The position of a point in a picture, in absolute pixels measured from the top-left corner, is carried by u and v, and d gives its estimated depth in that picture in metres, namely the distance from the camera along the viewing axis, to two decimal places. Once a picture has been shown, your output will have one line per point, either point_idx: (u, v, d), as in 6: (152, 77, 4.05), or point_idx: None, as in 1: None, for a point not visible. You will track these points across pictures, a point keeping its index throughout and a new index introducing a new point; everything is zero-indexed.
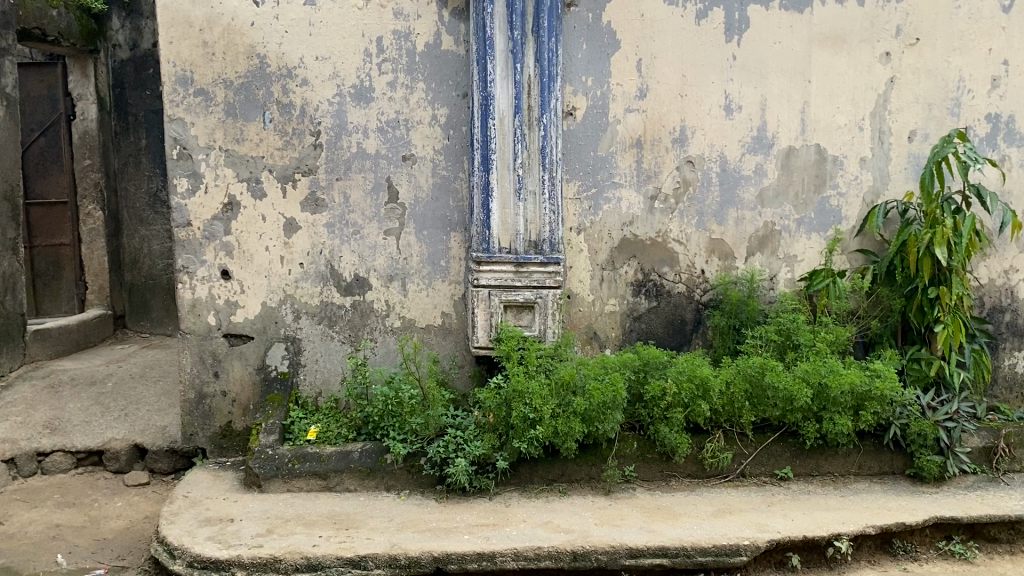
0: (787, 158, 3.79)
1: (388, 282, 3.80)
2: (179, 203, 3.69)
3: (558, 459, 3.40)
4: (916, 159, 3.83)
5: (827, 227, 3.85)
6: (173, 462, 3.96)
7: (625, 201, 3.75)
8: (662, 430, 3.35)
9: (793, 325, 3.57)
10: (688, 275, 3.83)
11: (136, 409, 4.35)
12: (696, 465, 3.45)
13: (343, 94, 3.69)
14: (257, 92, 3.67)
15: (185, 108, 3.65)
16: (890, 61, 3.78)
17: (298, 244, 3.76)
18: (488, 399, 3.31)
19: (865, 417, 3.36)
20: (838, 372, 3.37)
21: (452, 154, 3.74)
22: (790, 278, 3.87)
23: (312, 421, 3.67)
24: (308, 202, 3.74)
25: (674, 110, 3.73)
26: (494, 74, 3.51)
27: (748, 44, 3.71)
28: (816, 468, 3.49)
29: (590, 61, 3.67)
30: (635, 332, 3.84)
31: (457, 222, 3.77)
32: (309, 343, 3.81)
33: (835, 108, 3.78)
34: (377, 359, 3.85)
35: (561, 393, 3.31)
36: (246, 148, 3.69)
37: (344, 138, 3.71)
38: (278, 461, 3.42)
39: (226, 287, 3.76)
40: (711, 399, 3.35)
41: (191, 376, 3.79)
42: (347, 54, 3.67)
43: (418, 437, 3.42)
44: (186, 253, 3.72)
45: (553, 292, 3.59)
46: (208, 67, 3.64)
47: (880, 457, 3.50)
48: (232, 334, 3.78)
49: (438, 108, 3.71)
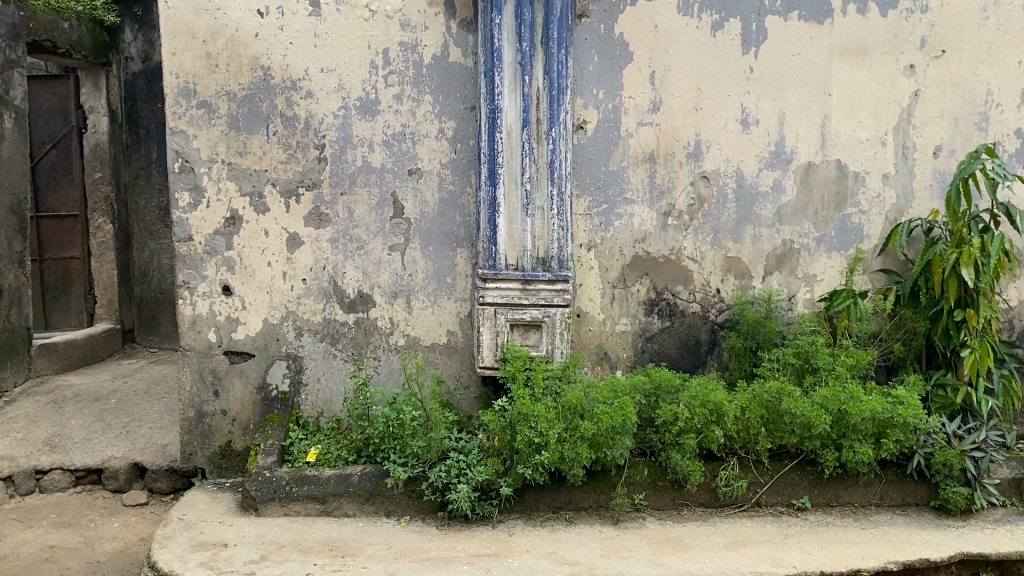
0: (806, 173, 3.65)
1: (393, 299, 3.70)
2: (181, 217, 3.61)
3: (565, 485, 3.26)
4: (941, 175, 3.68)
5: (848, 246, 3.70)
6: (172, 482, 3.87)
7: (637, 217, 3.63)
8: (674, 457, 3.21)
9: (812, 348, 3.42)
10: (703, 294, 3.70)
11: (138, 426, 4.27)
12: (710, 494, 3.30)
13: (348, 107, 3.60)
14: (260, 105, 3.59)
15: (187, 121, 3.58)
16: (914, 73, 3.63)
17: (300, 259, 3.67)
18: (493, 422, 3.19)
19: (887, 445, 3.19)
20: (859, 399, 3.21)
21: (459, 168, 3.64)
22: (810, 298, 3.72)
23: (312, 442, 3.57)
24: (311, 216, 3.65)
25: (689, 123, 3.61)
26: (502, 87, 3.41)
27: (765, 57, 3.59)
28: (835, 498, 3.33)
29: (601, 73, 3.56)
30: (647, 353, 3.71)
31: (463, 238, 3.66)
32: (312, 361, 3.72)
33: (857, 123, 3.64)
34: (381, 379, 3.74)
35: (569, 416, 3.18)
36: (249, 161, 3.61)
37: (349, 152, 3.62)
38: (275, 484, 3.32)
39: (228, 303, 3.67)
40: (725, 425, 3.21)
41: (190, 394, 3.70)
42: (352, 66, 3.58)
43: (420, 460, 3.30)
44: (187, 268, 3.65)
45: (561, 312, 3.46)
46: (212, 79, 3.57)
47: (904, 488, 3.33)
48: (233, 352, 3.70)
49: (445, 121, 3.61)
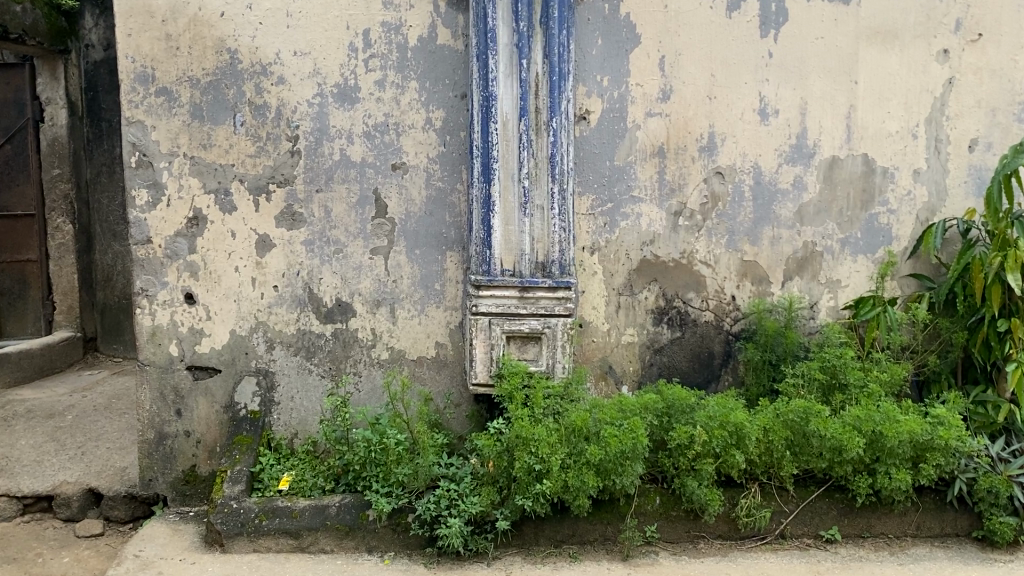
0: (830, 169, 3.32)
1: (375, 307, 3.34)
2: (138, 217, 3.25)
3: (568, 517, 2.92)
4: (977, 171, 3.36)
5: (876, 248, 3.38)
6: (131, 510, 3.48)
7: (646, 217, 3.29)
8: (690, 485, 2.86)
9: (839, 361, 3.09)
10: (717, 302, 3.37)
11: (95, 447, 3.88)
12: (729, 525, 2.97)
13: (325, 94, 3.24)
14: (226, 92, 3.22)
15: (145, 110, 3.21)
16: (948, 59, 3.31)
17: (271, 264, 3.30)
18: (487, 447, 2.83)
19: (926, 471, 2.88)
20: (895, 419, 2.87)
21: (449, 163, 3.28)
22: (834, 306, 3.39)
23: (285, 468, 3.20)
24: (283, 216, 3.28)
25: (702, 114, 3.27)
26: (497, 72, 3.05)
27: (786, 40, 3.26)
28: (867, 528, 3.00)
29: (606, 58, 3.22)
30: (656, 367, 3.37)
31: (453, 240, 3.31)
32: (284, 377, 3.35)
33: (885, 113, 3.32)
34: (361, 398, 3.38)
35: (573, 440, 2.84)
36: (214, 155, 3.24)
37: (325, 144, 3.26)
38: (243, 517, 2.94)
39: (191, 313, 3.30)
40: (746, 449, 2.87)
41: (150, 414, 3.34)
42: (329, 49, 3.22)
43: (406, 490, 2.93)
44: (145, 274, 3.27)
45: (562, 322, 3.11)
46: (171, 63, 3.20)
47: (943, 517, 3.01)
48: (197, 367, 3.33)
49: (433, 110, 3.26)
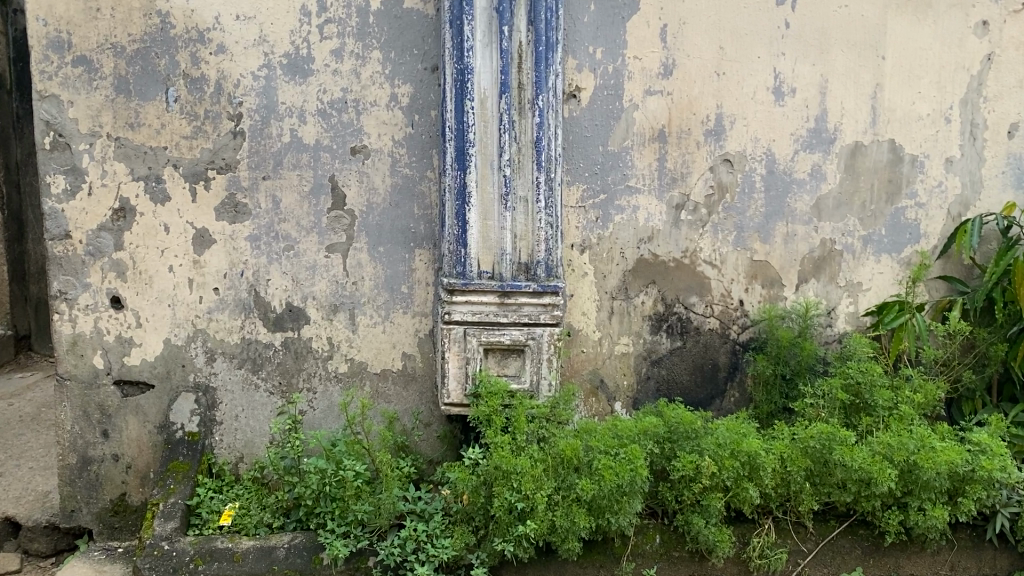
0: (853, 156, 2.92)
1: (332, 313, 2.90)
2: (54, 207, 2.77)
3: (556, 560, 2.51)
4: (1016, 160, 2.99)
5: (901, 247, 2.99)
6: (52, 542, 3.02)
7: (643, 210, 2.88)
8: (696, 524, 2.47)
9: (864, 378, 2.70)
10: (722, 307, 2.97)
11: (16, 467, 3.43)
12: (739, 567, 2.57)
13: (272, 66, 2.78)
14: (157, 62, 2.75)
15: (60, 82, 2.73)
16: (987, 32, 2.93)
17: (211, 262, 2.85)
18: (461, 480, 2.42)
19: (965, 506, 2.50)
20: (931, 447, 2.49)
21: (417, 146, 2.84)
22: (854, 312, 3.01)
23: (227, 499, 2.78)
24: (224, 208, 2.83)
25: (709, 92, 2.85)
26: (473, 41, 2.61)
27: (805, 8, 2.84)
28: (895, 570, 2.62)
29: (600, 26, 2.78)
30: (653, 381, 2.97)
31: (422, 236, 2.88)
32: (227, 394, 2.92)
33: (915, 94, 2.92)
34: (315, 419, 2.95)
35: (561, 472, 2.43)
36: (142, 136, 2.77)
37: (272, 124, 2.81)
38: (175, 562, 2.50)
39: (118, 319, 2.85)
40: (761, 482, 2.48)
41: (72, 436, 2.88)
42: (278, 12, 2.76)
43: (365, 530, 2.50)
44: (64, 274, 2.81)
45: (548, 331, 2.69)
46: (91, 27, 2.72)
47: (980, 556, 2.64)
48: (126, 381, 2.88)
49: (399, 85, 2.81)
